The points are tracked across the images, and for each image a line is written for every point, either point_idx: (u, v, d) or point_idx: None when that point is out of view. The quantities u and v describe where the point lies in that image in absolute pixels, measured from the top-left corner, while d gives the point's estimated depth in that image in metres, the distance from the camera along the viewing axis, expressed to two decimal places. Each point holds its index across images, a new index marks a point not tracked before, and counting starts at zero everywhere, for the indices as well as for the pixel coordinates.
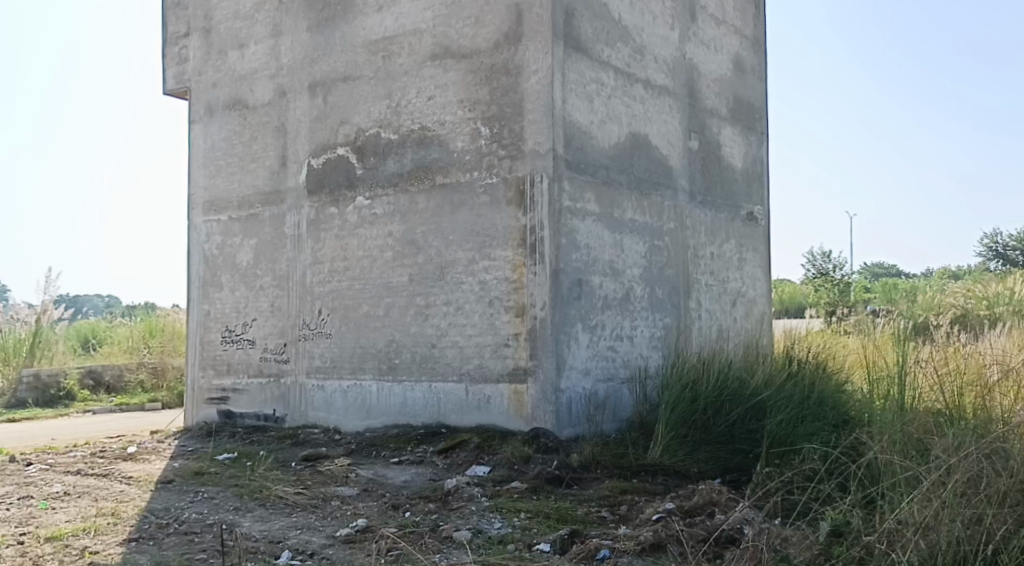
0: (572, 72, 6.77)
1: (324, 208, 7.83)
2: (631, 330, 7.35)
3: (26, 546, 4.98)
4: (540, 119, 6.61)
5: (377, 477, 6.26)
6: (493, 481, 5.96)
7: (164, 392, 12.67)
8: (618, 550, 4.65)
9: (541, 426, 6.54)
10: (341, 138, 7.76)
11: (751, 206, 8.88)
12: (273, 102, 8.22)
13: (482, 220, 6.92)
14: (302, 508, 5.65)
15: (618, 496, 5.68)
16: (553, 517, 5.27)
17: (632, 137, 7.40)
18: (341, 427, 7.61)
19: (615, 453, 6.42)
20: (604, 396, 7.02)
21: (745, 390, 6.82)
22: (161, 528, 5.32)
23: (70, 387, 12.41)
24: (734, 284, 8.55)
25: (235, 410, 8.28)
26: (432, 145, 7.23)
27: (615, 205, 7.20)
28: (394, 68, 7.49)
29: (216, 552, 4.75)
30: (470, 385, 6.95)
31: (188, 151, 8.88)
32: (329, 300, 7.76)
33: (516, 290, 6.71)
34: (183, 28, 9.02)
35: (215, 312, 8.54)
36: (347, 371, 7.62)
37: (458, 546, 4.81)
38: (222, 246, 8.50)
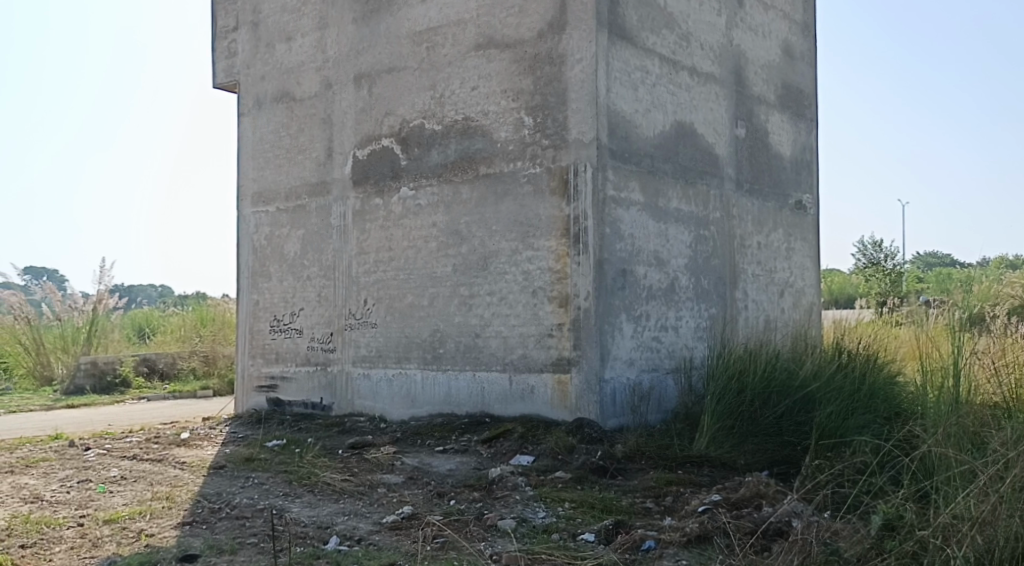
0: (616, 60, 6.51)
1: (370, 199, 7.82)
2: (676, 320, 6.95)
3: (84, 529, 4.54)
4: (584, 107, 6.38)
5: (422, 466, 5.93)
6: (537, 471, 5.58)
7: (215, 379, 13.15)
8: (664, 541, 4.19)
9: (586, 416, 6.24)
10: (386, 130, 7.71)
11: (799, 194, 8.67)
12: (320, 94, 8.34)
13: (525, 210, 6.69)
14: (349, 495, 5.22)
15: (664, 488, 5.18)
16: (598, 507, 4.84)
17: (678, 126, 7.07)
18: (387, 415, 7.59)
19: (661, 444, 5.95)
20: (648, 387, 6.63)
21: (795, 381, 6.14)
22: (215, 512, 4.84)
23: (125, 374, 12.99)
24: (782, 273, 8.36)
25: (284, 397, 8.52)
26: (476, 136, 7.07)
27: (660, 195, 6.86)
28: (438, 59, 7.36)
29: (267, 537, 4.28)
30: (515, 375, 6.72)
31: (239, 144, 9.11)
32: (374, 290, 7.74)
33: (559, 280, 6.46)
34: (233, 22, 9.27)
35: (265, 301, 8.78)
36: (392, 360, 7.57)
37: (502, 534, 4.42)
38: (270, 237, 8.72)
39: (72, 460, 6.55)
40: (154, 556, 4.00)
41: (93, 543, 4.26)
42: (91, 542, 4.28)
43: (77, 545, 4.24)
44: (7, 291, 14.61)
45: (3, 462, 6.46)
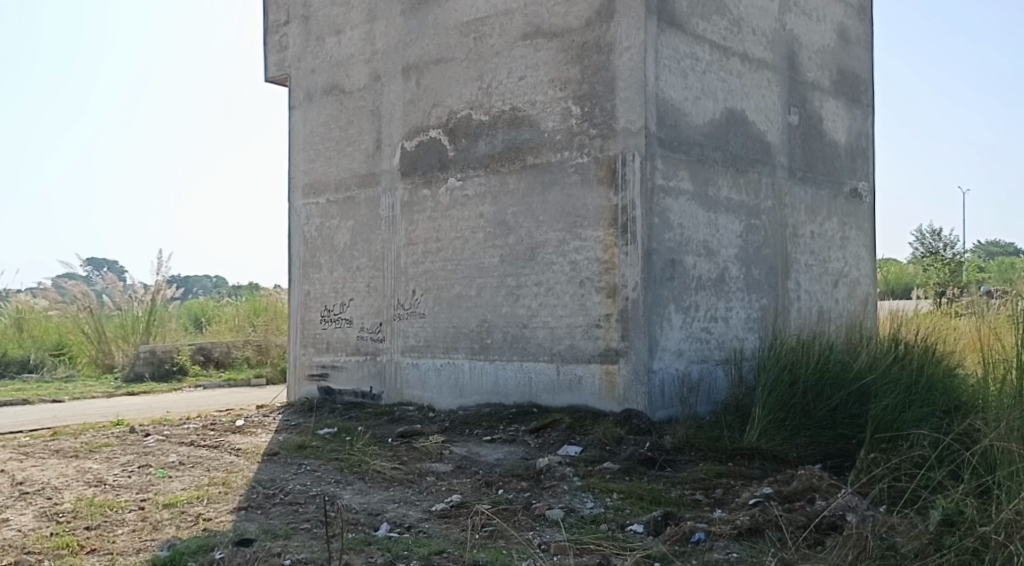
0: (665, 47, 6.43)
1: (418, 190, 7.85)
2: (726, 311, 6.86)
3: (145, 512, 4.64)
4: (632, 96, 6.31)
5: (471, 455, 5.95)
6: (585, 461, 5.56)
7: (268, 368, 13.37)
8: (714, 533, 4.14)
9: (634, 407, 6.20)
10: (434, 121, 7.73)
11: (854, 182, 8.49)
12: (368, 86, 8.39)
13: (573, 200, 6.66)
14: (399, 483, 5.27)
15: (714, 480, 5.12)
16: (647, 498, 4.81)
17: (729, 114, 6.96)
18: (435, 404, 7.63)
19: (711, 436, 5.89)
20: (697, 378, 6.56)
21: (849, 373, 6.02)
22: (269, 497, 4.91)
23: (182, 362, 13.26)
24: (836, 264, 8.19)
25: (335, 386, 8.62)
26: (523, 126, 7.04)
27: (710, 184, 6.76)
28: (485, 49, 7.35)
29: (320, 523, 4.33)
30: (562, 365, 6.70)
31: (290, 136, 9.21)
32: (422, 280, 7.78)
33: (606, 271, 6.42)
34: (284, 16, 9.38)
35: (315, 292, 8.88)
36: (440, 350, 7.61)
37: (550, 524, 4.41)
38: (321, 228, 8.81)
39: (133, 445, 6.71)
40: (211, 539, 4.06)
41: (153, 527, 4.35)
42: (152, 525, 4.38)
43: (139, 528, 4.34)
44: (70, 282, 15.01)
45: (67, 447, 6.65)
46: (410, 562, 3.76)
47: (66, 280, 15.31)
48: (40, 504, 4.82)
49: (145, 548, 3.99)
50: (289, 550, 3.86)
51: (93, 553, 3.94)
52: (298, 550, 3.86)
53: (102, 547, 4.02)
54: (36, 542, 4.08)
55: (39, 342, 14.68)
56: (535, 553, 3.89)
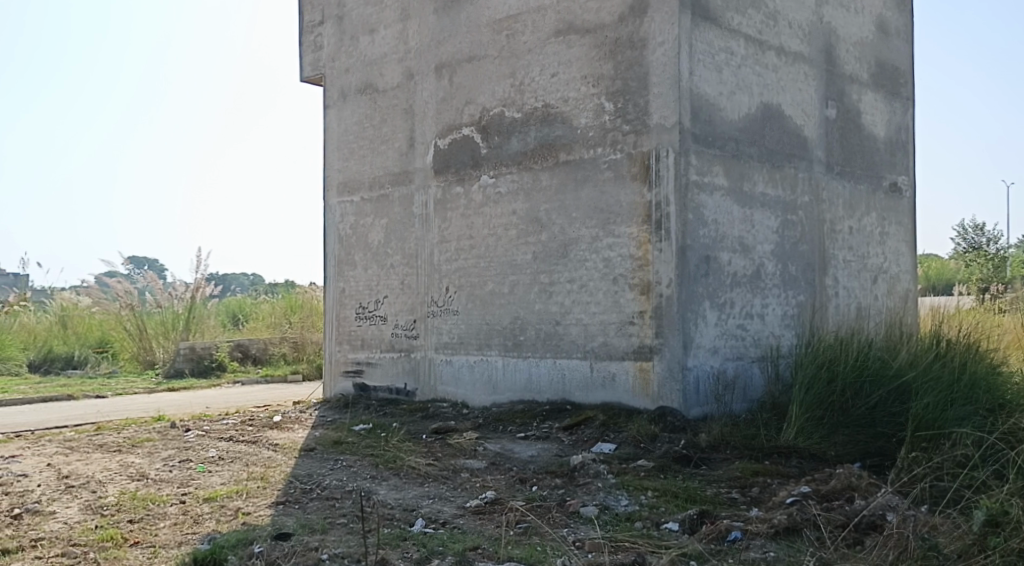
0: (700, 42, 6.37)
1: (451, 188, 7.86)
2: (762, 308, 6.79)
3: (186, 506, 4.71)
4: (666, 91, 6.26)
5: (504, 452, 5.95)
6: (619, 459, 5.53)
7: (304, 365, 13.49)
8: (751, 532, 4.10)
9: (669, 405, 6.16)
10: (467, 119, 7.73)
11: (894, 176, 8.35)
12: (402, 84, 8.43)
13: (606, 197, 6.62)
14: (433, 479, 5.28)
15: (751, 478, 5.07)
16: (682, 496, 4.77)
17: (765, 108, 6.88)
18: (469, 401, 7.65)
19: (747, 434, 5.84)
20: (733, 375, 6.50)
21: (889, 371, 5.92)
22: (306, 492, 4.96)
23: (221, 358, 13.44)
24: (875, 259, 8.07)
25: (370, 383, 8.67)
26: (556, 123, 7.02)
27: (746, 179, 6.69)
28: (518, 46, 7.34)
29: (356, 518, 4.36)
30: (596, 362, 6.68)
31: (325, 135, 9.28)
32: (456, 277, 7.80)
33: (640, 268, 6.38)
34: (318, 16, 9.44)
35: (350, 289, 8.94)
36: (474, 347, 7.62)
37: (585, 521, 4.40)
38: (355, 226, 8.87)
39: (174, 440, 6.81)
40: (250, 534, 4.10)
41: (194, 520, 4.41)
42: (193, 518, 4.44)
43: (180, 521, 4.40)
44: (111, 280, 15.27)
45: (110, 442, 6.76)
46: (445, 558, 3.76)
47: (108, 278, 15.57)
48: (85, 498, 4.91)
49: (186, 541, 4.05)
50: (326, 545, 3.88)
51: (137, 545, 4.00)
52: (335, 545, 3.89)
53: (145, 540, 4.08)
54: (82, 535, 4.15)
55: (83, 339, 14.95)
56: (569, 550, 3.88)
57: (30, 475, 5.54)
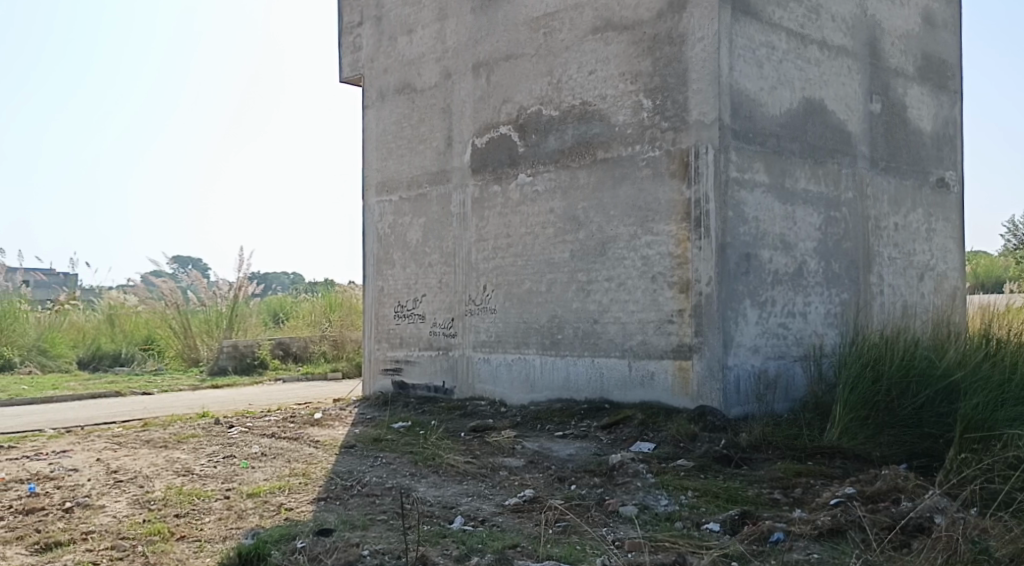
0: (740, 37, 6.29)
1: (488, 186, 7.86)
2: (805, 306, 6.69)
3: (230, 501, 4.77)
4: (705, 88, 6.20)
5: (542, 450, 5.94)
6: (659, 458, 5.49)
7: (344, 362, 13.61)
8: (794, 533, 4.04)
9: (709, 404, 6.10)
10: (504, 117, 7.73)
11: (940, 171, 8.18)
12: (439, 84, 8.45)
13: (644, 194, 6.58)
14: (472, 477, 5.29)
15: (793, 479, 5.00)
16: (722, 496, 4.72)
17: (807, 103, 6.78)
18: (507, 399, 7.65)
19: (788, 435, 5.76)
20: (774, 374, 6.42)
21: (936, 370, 5.79)
22: (347, 489, 4.99)
23: (262, 356, 13.65)
24: (922, 257, 7.91)
25: (408, 381, 8.71)
26: (593, 120, 6.98)
27: (787, 175, 6.60)
28: (556, 44, 7.32)
29: (396, 515, 4.38)
30: (634, 361, 6.63)
31: (364, 135, 9.34)
32: (493, 276, 7.80)
33: (679, 266, 6.32)
34: (357, 18, 9.50)
35: (389, 288, 8.98)
36: (512, 345, 7.62)
37: (624, 520, 4.37)
38: (393, 225, 8.91)
39: (218, 436, 6.90)
40: (293, 529, 4.13)
41: (238, 515, 4.46)
42: (237, 514, 4.49)
43: (224, 516, 4.45)
44: (157, 279, 15.52)
45: (157, 437, 6.88)
46: (485, 555, 3.76)
47: (154, 277, 15.84)
48: (132, 492, 4.99)
49: (231, 536, 4.09)
50: (367, 541, 3.90)
51: (183, 540, 4.05)
52: (376, 541, 3.91)
53: (191, 534, 4.13)
54: (130, 528, 4.22)
55: (129, 337, 15.15)
56: (609, 549, 3.86)
57: (80, 470, 5.64)
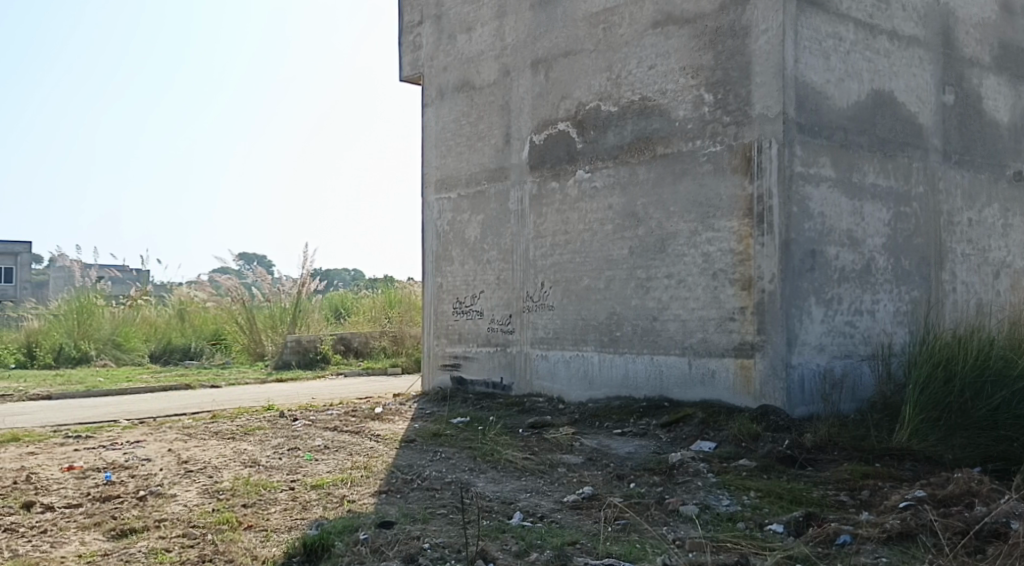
0: (806, 28, 6.15)
1: (547, 183, 7.84)
2: (873, 304, 6.52)
3: (295, 492, 4.85)
4: (769, 81, 6.08)
5: (602, 448, 5.91)
6: (721, 458, 5.41)
7: (404, 358, 13.73)
8: (861, 536, 3.94)
9: (771, 404, 5.99)
10: (563, 114, 7.70)
11: (1018, 164, 7.89)
12: (498, 81, 8.45)
13: (705, 190, 6.48)
14: (531, 473, 5.28)
15: (860, 481, 4.87)
16: (787, 497, 4.63)
17: (876, 95, 6.59)
18: (565, 396, 7.62)
19: (855, 436, 5.63)
20: (841, 374, 6.27)
21: (1014, 370, 5.57)
22: (407, 482, 5.03)
23: (325, 351, 13.88)
24: (997, 253, 7.65)
25: (467, 376, 8.75)
26: (653, 115, 6.91)
27: (855, 169, 6.43)
28: (615, 39, 7.26)
29: (456, 509, 4.40)
30: (694, 359, 6.55)
31: (423, 133, 9.40)
32: (552, 273, 7.77)
33: (741, 263, 6.21)
34: (417, 17, 9.55)
35: (448, 284, 9.03)
36: (570, 342, 7.59)
37: (685, 520, 4.31)
38: (452, 222, 8.94)
39: (283, 429, 7.02)
40: (355, 521, 4.17)
41: (303, 506, 4.53)
42: (302, 504, 4.56)
43: (289, 507, 4.52)
44: (224, 276, 15.89)
45: (225, 429, 7.04)
46: (544, 551, 3.75)
47: (221, 274, 16.33)
48: (202, 482, 5.11)
49: (296, 526, 4.15)
50: (428, 534, 3.93)
51: (250, 529, 4.12)
52: (436, 534, 3.93)
53: (258, 524, 4.20)
54: (200, 517, 4.31)
55: (199, 332, 15.60)
56: (670, 549, 3.81)
57: (153, 459, 5.81)
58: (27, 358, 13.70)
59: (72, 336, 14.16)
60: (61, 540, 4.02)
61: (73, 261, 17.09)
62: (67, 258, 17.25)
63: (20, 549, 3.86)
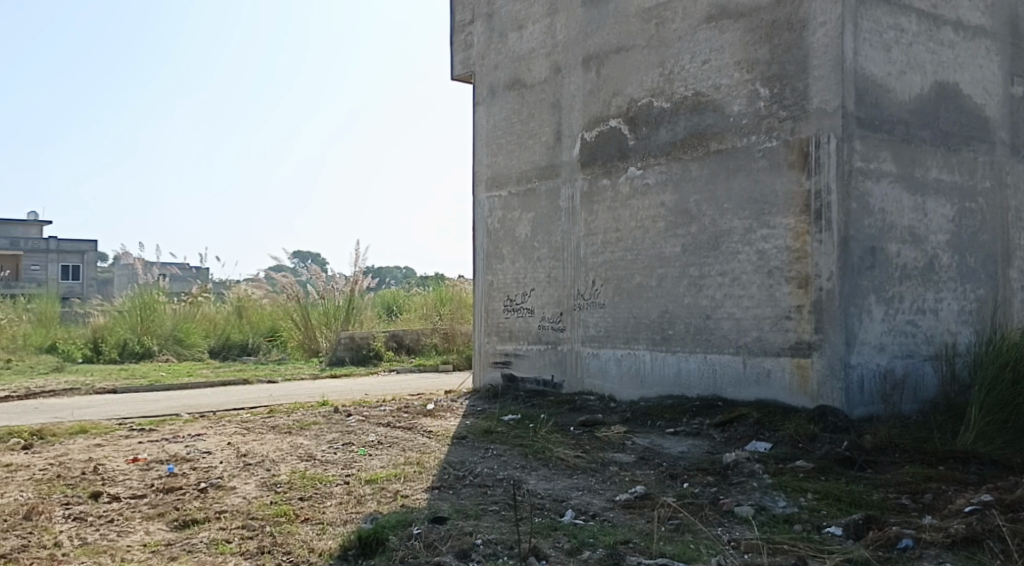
0: (866, 19, 6.01)
1: (598, 180, 7.79)
2: (936, 303, 6.34)
3: (350, 486, 4.90)
4: (827, 74, 5.95)
5: (653, 447, 5.85)
6: (776, 459, 5.31)
7: (454, 355, 13.85)
8: (924, 541, 3.83)
9: (829, 404, 5.86)
10: (614, 110, 7.64)
11: None
12: (549, 79, 8.42)
13: (760, 186, 6.37)
14: (582, 471, 5.25)
15: (922, 484, 4.74)
16: (845, 500, 4.52)
17: (939, 88, 6.41)
18: (616, 394, 7.57)
19: (917, 438, 5.49)
20: (902, 374, 6.11)
21: None
22: (459, 478, 5.04)
23: (377, 348, 13.98)
24: None
25: (517, 374, 8.74)
26: (706, 111, 6.81)
27: (917, 165, 6.26)
28: (668, 34, 7.17)
29: (508, 506, 4.39)
30: (749, 358, 6.44)
31: (474, 131, 9.41)
32: (603, 270, 7.72)
33: (797, 260, 6.10)
34: (468, 16, 9.57)
35: (498, 282, 9.03)
36: (621, 340, 7.53)
37: (740, 521, 4.24)
38: (503, 220, 8.94)
39: (337, 424, 7.09)
40: (409, 516, 4.19)
41: (357, 500, 4.56)
42: (356, 498, 4.59)
43: (344, 500, 4.56)
44: (279, 274, 16.17)
45: (281, 424, 7.13)
46: (597, 550, 3.71)
47: (276, 272, 16.60)
48: (259, 475, 5.19)
49: (351, 520, 4.19)
50: (480, 530, 3.92)
51: (307, 522, 4.17)
52: (488, 530, 3.92)
53: (314, 517, 4.25)
54: (258, 509, 4.38)
55: (255, 329, 15.89)
56: (725, 550, 3.75)
57: (213, 452, 5.91)
58: (93, 353, 14.12)
59: (135, 331, 14.54)
60: (127, 529, 4.11)
61: (135, 259, 17.53)
62: (130, 256, 17.68)
63: (89, 538, 3.96)
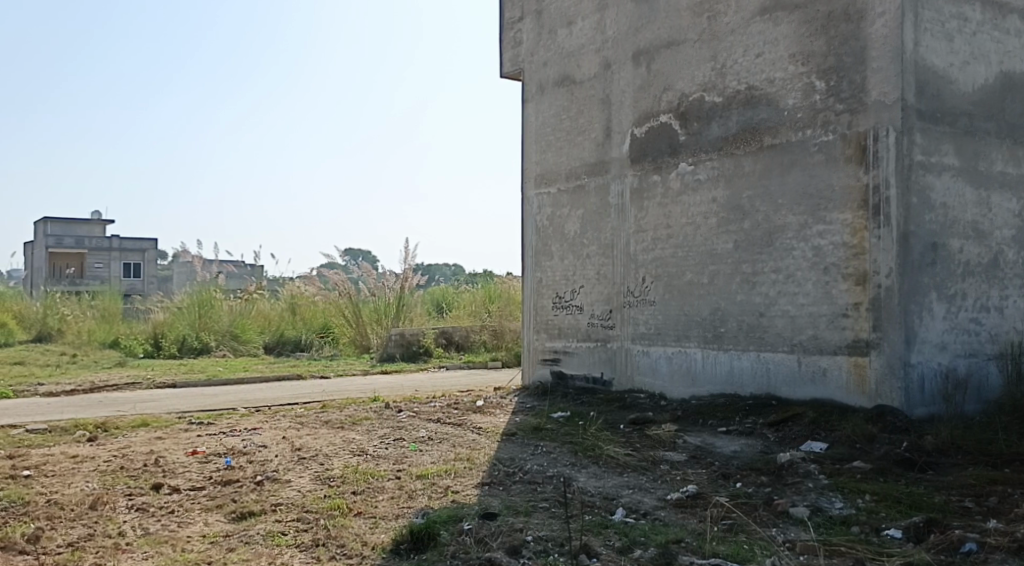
0: (927, 9, 5.84)
1: (648, 176, 7.71)
2: (1000, 300, 6.15)
3: (401, 481, 4.92)
4: (886, 66, 5.80)
5: (705, 446, 5.76)
6: (832, 459, 5.20)
7: (503, 352, 13.88)
8: (989, 545, 3.70)
9: (888, 404, 5.72)
10: (665, 106, 7.55)
11: None
12: (599, 75, 8.36)
13: (816, 181, 6.23)
14: (633, 469, 5.19)
15: (986, 487, 4.60)
16: (904, 502, 4.40)
17: (1005, 78, 6.20)
18: (667, 393, 7.48)
19: (981, 439, 5.33)
20: (965, 374, 5.94)
21: None
22: (509, 475, 5.04)
23: (427, 344, 14.00)
24: None
25: (567, 371, 8.70)
26: (760, 105, 6.70)
27: (981, 158, 6.07)
28: (721, 28, 7.06)
29: (558, 503, 4.37)
30: (803, 357, 6.32)
31: (524, 128, 9.39)
32: (654, 267, 7.64)
33: (855, 256, 5.96)
34: (518, 13, 9.54)
35: (548, 279, 9.00)
36: (672, 338, 7.45)
37: (795, 522, 4.15)
38: (552, 217, 8.91)
39: (388, 420, 7.13)
40: (460, 511, 4.19)
41: (409, 495, 4.58)
42: (407, 493, 4.61)
43: (396, 495, 4.58)
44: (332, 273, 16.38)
45: (334, 419, 7.20)
46: (648, 549, 3.66)
47: (329, 269, 16.81)
48: (314, 469, 5.24)
49: (403, 514, 4.20)
50: (530, 527, 3.90)
51: (360, 516, 4.20)
52: (539, 527, 3.90)
53: (367, 511, 4.27)
54: (313, 503, 4.42)
55: (308, 325, 16.00)
56: (780, 551, 3.67)
57: (268, 446, 5.99)
58: (153, 348, 14.44)
59: (193, 327, 14.83)
60: (187, 520, 4.18)
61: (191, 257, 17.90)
62: (187, 254, 18.05)
63: (151, 528, 4.04)
